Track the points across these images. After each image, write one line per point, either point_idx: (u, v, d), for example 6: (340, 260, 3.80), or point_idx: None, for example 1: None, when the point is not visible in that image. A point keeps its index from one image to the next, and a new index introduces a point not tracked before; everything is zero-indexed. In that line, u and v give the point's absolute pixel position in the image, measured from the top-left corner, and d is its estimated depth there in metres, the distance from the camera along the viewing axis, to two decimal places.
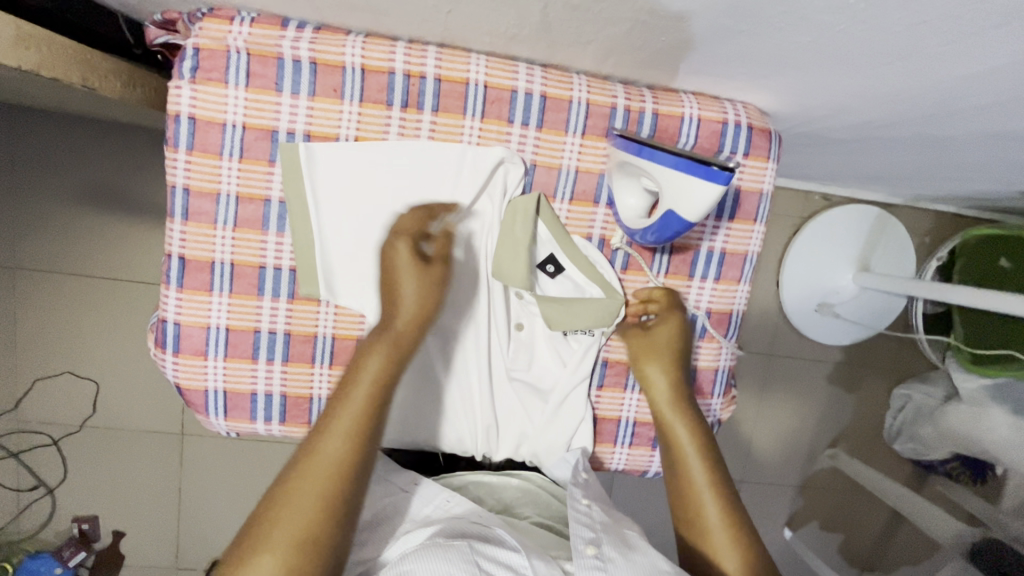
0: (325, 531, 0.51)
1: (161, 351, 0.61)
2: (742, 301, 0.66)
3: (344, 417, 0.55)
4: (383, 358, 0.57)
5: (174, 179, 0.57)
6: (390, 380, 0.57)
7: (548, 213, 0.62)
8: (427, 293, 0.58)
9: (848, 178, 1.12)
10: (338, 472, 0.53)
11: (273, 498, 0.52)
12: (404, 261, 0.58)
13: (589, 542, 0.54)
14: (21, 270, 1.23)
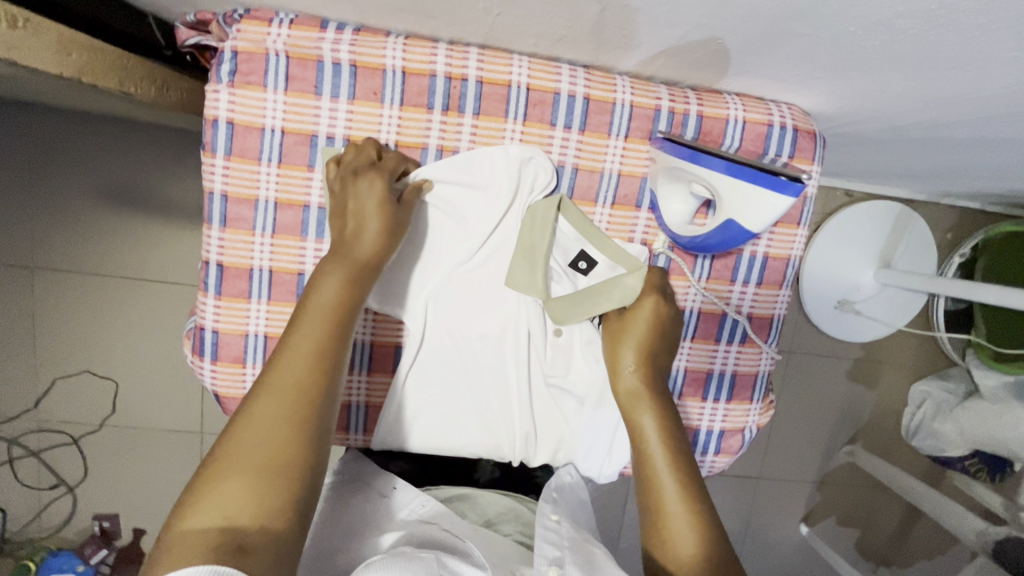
0: (294, 449, 0.47)
1: (198, 359, 0.60)
2: (783, 305, 0.65)
3: (302, 338, 0.51)
4: (341, 279, 0.53)
5: (212, 185, 0.57)
6: (350, 302, 0.54)
7: (574, 211, 0.61)
8: (392, 232, 0.55)
9: (876, 175, 1.10)
10: (301, 391, 0.49)
11: (233, 426, 0.47)
12: (370, 198, 0.54)
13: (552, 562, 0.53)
14: (38, 270, 1.23)
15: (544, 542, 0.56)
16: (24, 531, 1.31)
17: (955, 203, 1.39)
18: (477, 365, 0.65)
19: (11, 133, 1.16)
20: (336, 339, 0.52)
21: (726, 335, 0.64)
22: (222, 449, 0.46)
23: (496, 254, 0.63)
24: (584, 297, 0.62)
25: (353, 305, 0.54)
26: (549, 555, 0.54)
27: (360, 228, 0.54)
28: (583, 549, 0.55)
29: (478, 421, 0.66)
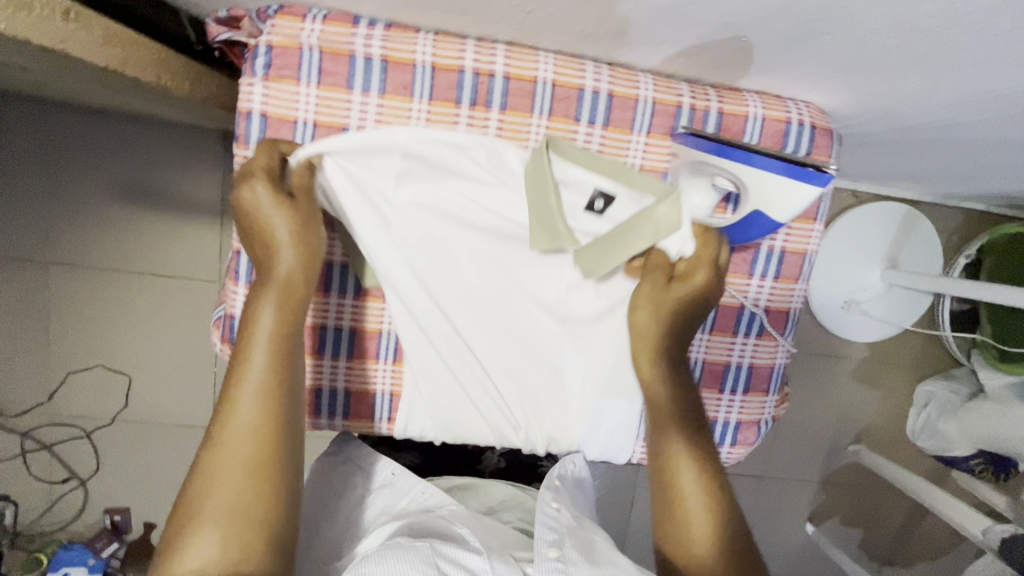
0: (260, 489, 0.52)
1: (229, 347, 0.62)
2: (800, 299, 0.66)
3: (248, 381, 0.55)
4: (274, 308, 0.57)
5: None
6: (286, 327, 0.57)
7: (562, 146, 0.57)
8: (302, 232, 0.56)
9: (885, 176, 1.12)
10: (257, 435, 0.54)
11: (199, 481, 0.52)
12: (269, 207, 0.55)
13: (553, 545, 0.58)
14: (54, 264, 1.24)
15: (543, 526, 0.61)
16: (36, 523, 1.32)
17: (960, 205, 1.40)
18: (450, 351, 0.67)
19: (30, 128, 1.18)
20: (281, 375, 0.56)
21: (743, 328, 0.66)
22: (189, 504, 0.51)
23: (467, 245, 0.65)
24: (617, 237, 0.60)
25: (291, 337, 0.58)
26: (548, 539, 0.59)
27: (277, 260, 0.56)
28: (579, 535, 0.61)
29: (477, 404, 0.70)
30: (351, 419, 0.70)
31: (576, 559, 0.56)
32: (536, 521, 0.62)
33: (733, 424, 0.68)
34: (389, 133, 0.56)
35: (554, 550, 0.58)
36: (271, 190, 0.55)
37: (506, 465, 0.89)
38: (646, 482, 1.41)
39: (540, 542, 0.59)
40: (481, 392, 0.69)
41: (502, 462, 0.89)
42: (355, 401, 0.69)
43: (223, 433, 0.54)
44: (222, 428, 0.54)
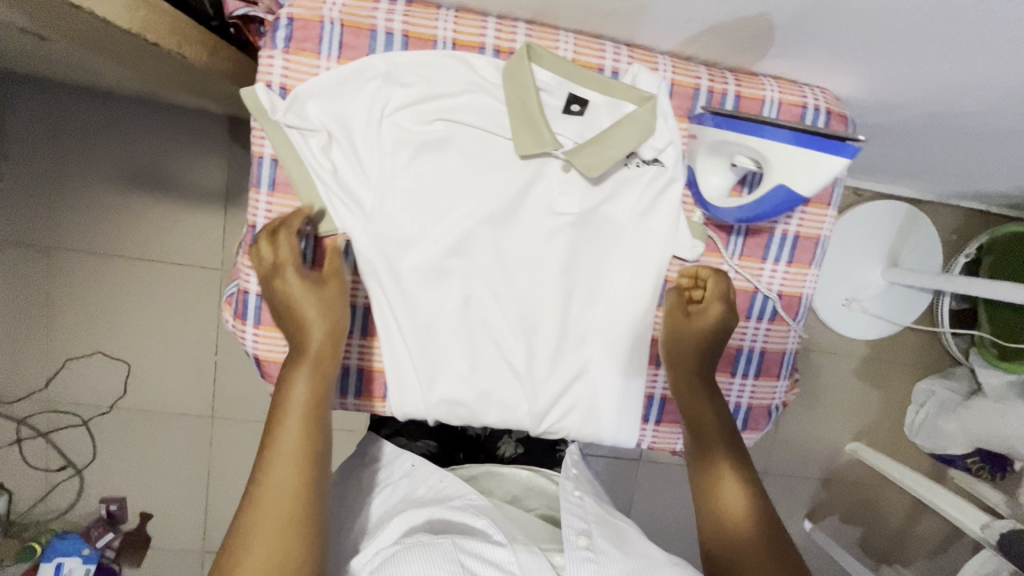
0: (296, 559, 0.50)
1: (240, 322, 0.60)
2: (812, 284, 0.66)
3: (282, 453, 0.53)
4: (308, 382, 0.56)
5: (261, 150, 0.57)
6: (319, 403, 0.56)
7: (546, 55, 0.56)
8: (331, 314, 0.58)
9: (889, 172, 1.13)
10: (292, 496, 0.52)
11: (233, 547, 0.49)
12: (302, 294, 0.57)
13: (581, 534, 0.62)
14: (54, 248, 1.22)
15: (570, 514, 0.65)
16: (30, 513, 1.30)
17: (960, 205, 1.42)
18: (444, 312, 0.61)
19: (32, 111, 1.16)
20: (315, 436, 0.55)
21: (756, 312, 0.65)
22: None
23: (467, 190, 0.59)
24: (601, 141, 0.57)
25: (321, 410, 0.57)
26: (577, 527, 0.63)
27: (310, 336, 0.57)
28: (604, 523, 0.65)
29: (480, 373, 0.63)
30: (363, 398, 0.65)
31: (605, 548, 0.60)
32: (563, 508, 0.66)
33: (747, 408, 0.68)
34: (368, 62, 0.55)
35: (584, 538, 0.61)
36: (305, 279, 0.57)
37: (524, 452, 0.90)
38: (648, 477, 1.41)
39: (568, 528, 0.63)
40: (488, 358, 0.63)
41: (519, 449, 0.89)
42: (369, 380, 0.65)
43: (257, 494, 0.52)
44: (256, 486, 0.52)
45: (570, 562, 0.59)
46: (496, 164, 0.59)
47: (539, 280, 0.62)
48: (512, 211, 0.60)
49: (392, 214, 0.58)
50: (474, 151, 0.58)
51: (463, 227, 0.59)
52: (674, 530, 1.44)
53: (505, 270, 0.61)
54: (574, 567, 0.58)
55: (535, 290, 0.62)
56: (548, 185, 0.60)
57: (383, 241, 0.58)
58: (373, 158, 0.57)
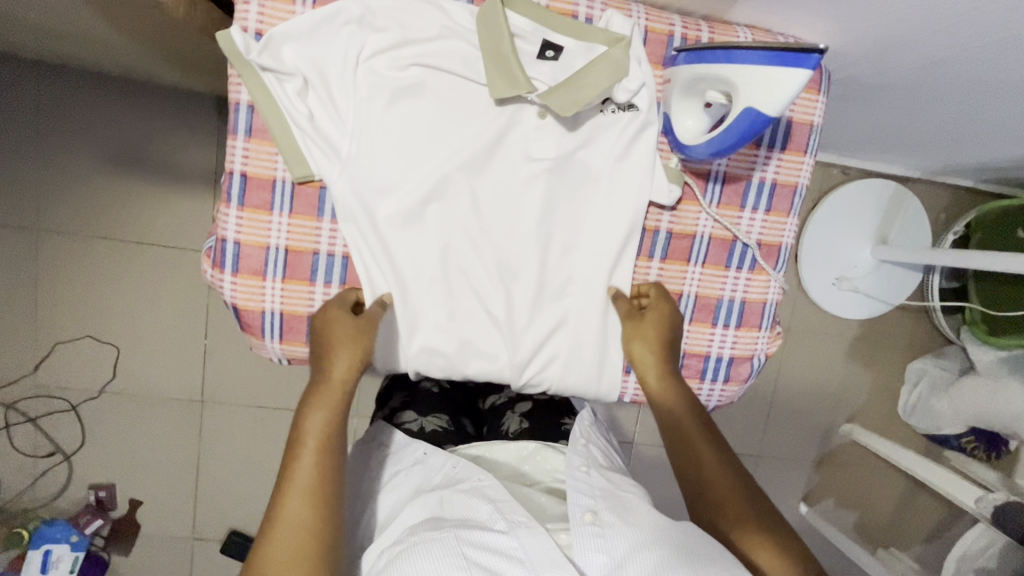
0: None
1: (218, 271, 0.60)
2: (792, 233, 0.67)
3: (297, 483, 0.54)
4: (326, 414, 0.57)
5: (237, 97, 0.57)
6: (336, 435, 0.57)
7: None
8: (358, 356, 0.59)
9: (874, 139, 1.13)
10: (305, 533, 0.53)
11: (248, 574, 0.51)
12: (340, 328, 0.59)
13: (587, 510, 0.62)
14: (43, 231, 1.23)
15: (576, 491, 0.65)
16: (18, 500, 1.29)
17: (948, 183, 1.42)
18: (425, 264, 0.61)
19: (20, 93, 1.17)
20: (331, 471, 0.56)
21: (735, 262, 0.66)
22: None
23: (444, 137, 0.59)
24: (576, 81, 0.57)
25: (338, 442, 0.58)
26: (584, 504, 0.63)
27: (331, 369, 0.58)
28: (612, 497, 0.65)
29: (461, 325, 0.63)
30: None
31: (612, 522, 0.60)
32: (569, 487, 0.65)
33: (729, 359, 0.68)
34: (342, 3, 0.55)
35: (589, 514, 0.61)
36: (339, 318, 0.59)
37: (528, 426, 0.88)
38: (641, 459, 1.41)
39: (575, 506, 0.63)
40: (467, 311, 0.63)
41: (525, 423, 0.87)
42: None
43: (271, 531, 0.53)
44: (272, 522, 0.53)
45: (577, 540, 0.60)
46: (470, 111, 0.59)
47: (517, 230, 0.62)
48: (489, 161, 0.61)
49: (368, 161, 0.58)
50: (448, 98, 0.59)
51: (439, 176, 0.60)
52: (668, 513, 1.44)
53: (483, 219, 0.62)
54: (582, 544, 0.59)
55: (514, 240, 0.62)
56: (523, 131, 0.61)
57: (359, 186, 0.58)
58: (349, 104, 0.57)
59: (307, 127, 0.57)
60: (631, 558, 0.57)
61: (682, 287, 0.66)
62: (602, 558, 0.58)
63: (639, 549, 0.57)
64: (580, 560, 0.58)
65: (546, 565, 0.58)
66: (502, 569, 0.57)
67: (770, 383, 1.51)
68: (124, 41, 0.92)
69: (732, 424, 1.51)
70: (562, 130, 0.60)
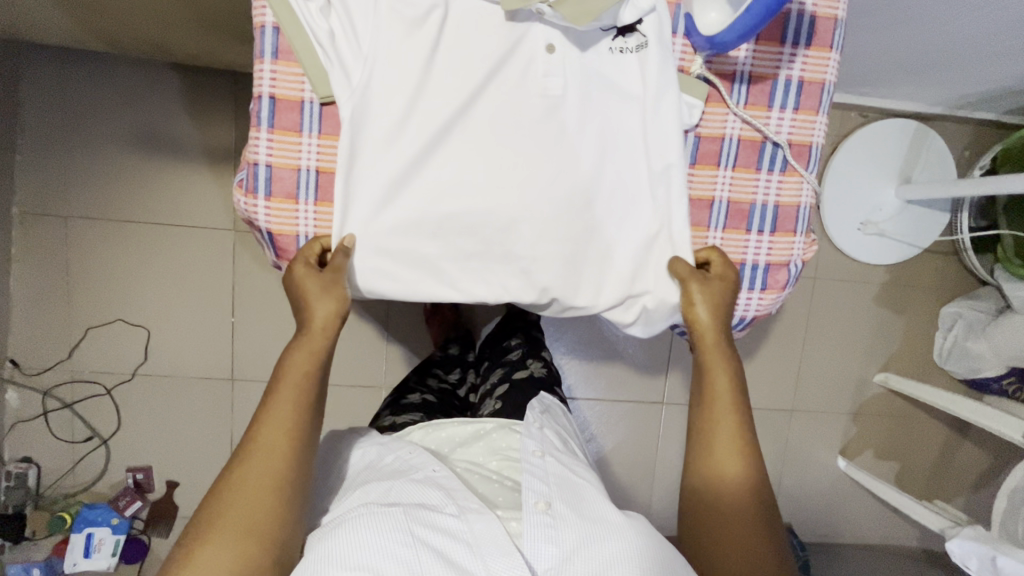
0: (270, 513, 0.59)
1: (251, 197, 0.61)
2: (821, 132, 0.66)
3: (273, 420, 0.62)
4: (304, 357, 0.64)
5: (263, 19, 0.58)
6: (311, 378, 0.64)
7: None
8: (336, 305, 0.59)
9: (892, 66, 1.11)
10: (278, 468, 0.60)
11: (218, 492, 0.59)
12: (310, 285, 0.59)
13: (540, 498, 0.68)
14: (72, 219, 1.26)
15: (531, 478, 0.71)
16: (59, 485, 1.31)
17: (969, 118, 1.39)
18: (435, 198, 0.61)
19: (48, 85, 1.21)
20: (306, 411, 0.63)
21: (766, 163, 0.66)
22: (209, 517, 0.58)
23: (458, 59, 0.59)
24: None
25: (313, 385, 0.64)
26: (539, 492, 0.69)
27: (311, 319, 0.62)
28: (563, 485, 0.71)
29: (469, 263, 0.63)
30: None
31: (562, 513, 0.66)
32: (524, 473, 0.72)
33: (765, 267, 0.69)
34: None
35: (542, 503, 0.67)
36: (308, 270, 0.59)
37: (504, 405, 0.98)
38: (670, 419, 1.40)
39: (528, 492, 0.69)
40: (473, 240, 0.63)
41: (499, 403, 0.97)
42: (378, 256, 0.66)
43: (246, 459, 0.60)
44: (247, 450, 0.61)
45: (528, 525, 0.65)
46: (483, 28, 0.59)
47: (529, 156, 0.62)
48: (505, 86, 0.61)
49: (383, 91, 0.58)
50: (463, 20, 0.58)
51: (456, 108, 0.59)
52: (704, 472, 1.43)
53: (496, 143, 0.61)
54: (532, 529, 0.64)
55: (526, 166, 0.62)
56: (533, 45, 0.60)
57: (371, 110, 0.58)
58: (367, 27, 0.56)
59: (325, 47, 0.56)
60: (578, 552, 0.63)
61: (712, 194, 0.66)
62: (551, 550, 0.63)
63: (586, 540, 0.64)
64: (528, 548, 0.64)
65: (494, 550, 0.62)
66: (447, 547, 0.62)
67: (799, 335, 1.48)
68: (143, 10, 0.94)
69: (763, 380, 1.48)
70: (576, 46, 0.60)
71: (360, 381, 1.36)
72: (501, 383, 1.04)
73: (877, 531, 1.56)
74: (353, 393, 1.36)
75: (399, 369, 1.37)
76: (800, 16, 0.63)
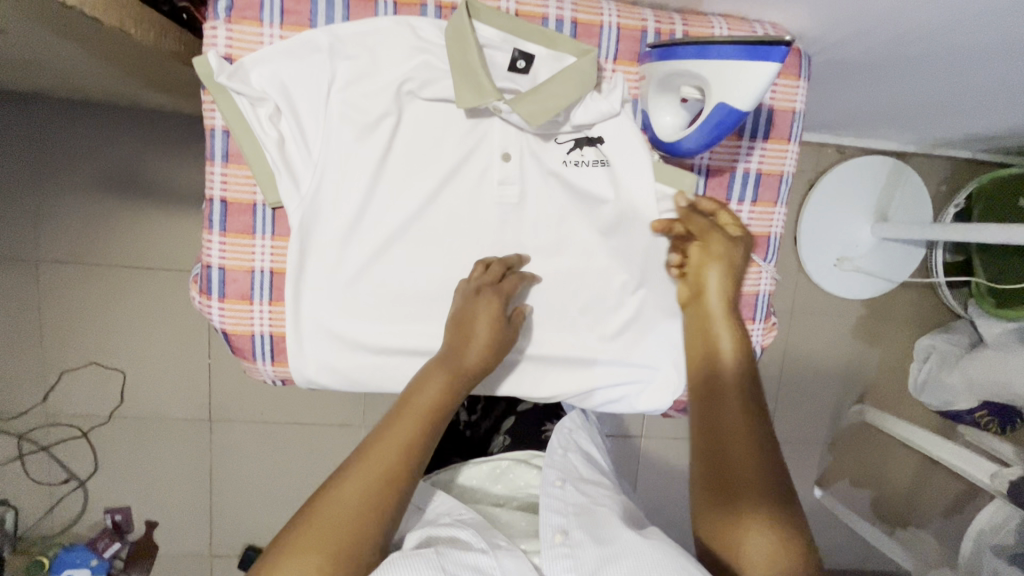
0: (363, 534, 0.54)
1: (205, 297, 0.60)
2: (780, 222, 0.69)
3: (392, 436, 0.57)
4: (442, 382, 0.58)
5: (212, 122, 0.57)
6: (442, 406, 0.59)
7: (485, 10, 0.56)
8: (496, 344, 0.60)
9: (865, 116, 1.11)
10: (382, 487, 0.55)
11: (323, 492, 0.56)
12: (482, 313, 0.59)
13: (558, 530, 0.68)
14: (42, 263, 1.24)
15: (548, 510, 0.71)
16: (36, 527, 1.31)
17: (945, 155, 1.40)
18: (388, 297, 0.62)
19: (16, 129, 1.19)
20: (423, 439, 0.58)
21: None
22: (305, 518, 0.55)
23: (418, 161, 0.59)
24: (544, 89, 0.56)
25: (441, 415, 0.59)
26: (556, 524, 0.69)
27: (467, 350, 0.59)
28: (582, 513, 0.70)
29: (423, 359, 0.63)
30: None
31: (580, 539, 0.65)
32: (542, 507, 0.71)
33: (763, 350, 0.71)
34: (310, 35, 0.55)
35: (560, 534, 0.67)
36: (496, 306, 0.60)
37: (513, 442, 0.98)
38: (649, 452, 1.41)
39: (547, 526, 0.69)
40: (428, 334, 0.63)
41: (508, 439, 0.98)
42: None
43: (357, 468, 0.56)
44: (360, 458, 0.57)
45: (548, 560, 0.65)
46: (440, 132, 0.59)
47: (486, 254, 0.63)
48: (461, 188, 0.61)
49: (334, 197, 0.58)
50: (417, 124, 0.59)
51: (414, 208, 0.60)
52: (681, 503, 1.45)
53: (458, 237, 0.62)
54: (551, 563, 0.64)
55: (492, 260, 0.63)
56: (490, 147, 0.60)
57: (323, 218, 0.59)
58: (319, 135, 0.57)
59: (280, 156, 0.57)
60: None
61: None
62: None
63: (603, 566, 0.61)
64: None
65: None
66: None
67: (777, 367, 1.49)
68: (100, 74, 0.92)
69: None
70: (535, 144, 0.61)
71: (340, 420, 1.36)
72: (505, 416, 1.02)
73: (853, 556, 1.58)
74: (333, 432, 1.36)
75: (379, 406, 1.37)
76: (759, 111, 0.65)
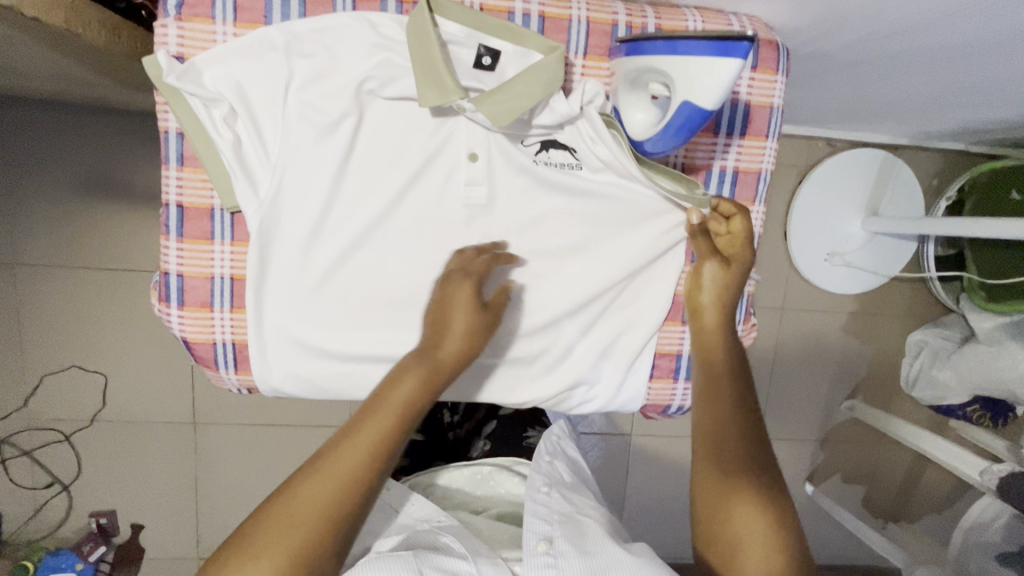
0: (326, 533, 0.53)
1: (164, 305, 0.59)
2: (757, 221, 0.68)
3: (363, 433, 0.55)
4: (417, 379, 0.56)
5: (166, 124, 0.55)
6: (416, 404, 0.57)
7: (446, 4, 0.54)
8: (474, 334, 0.58)
9: (854, 109, 1.09)
10: (346, 487, 0.54)
11: (290, 485, 0.55)
12: (461, 303, 0.58)
13: (541, 539, 0.65)
14: (20, 266, 1.22)
15: (535, 518, 0.68)
16: (21, 532, 1.30)
17: (938, 148, 1.38)
18: (353, 303, 0.60)
19: None
20: (394, 438, 0.56)
21: None
22: (269, 512, 0.54)
23: (382, 162, 0.57)
24: (507, 87, 0.54)
25: (416, 414, 0.57)
26: (540, 532, 0.66)
27: (444, 345, 0.57)
28: (568, 522, 0.68)
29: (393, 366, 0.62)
30: None
31: (564, 550, 0.63)
32: (527, 512, 0.69)
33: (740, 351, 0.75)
34: (264, 33, 0.52)
35: (544, 543, 0.65)
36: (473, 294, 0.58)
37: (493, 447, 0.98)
38: (638, 451, 1.40)
39: (530, 533, 0.66)
40: (397, 340, 0.61)
41: (489, 444, 0.98)
42: None
43: (325, 462, 0.55)
44: (328, 453, 0.55)
45: (529, 567, 0.62)
46: (404, 132, 0.57)
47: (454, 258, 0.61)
48: (426, 189, 0.59)
49: (294, 201, 0.56)
50: (379, 124, 0.57)
51: (379, 211, 0.58)
52: (671, 501, 1.44)
53: (425, 241, 0.60)
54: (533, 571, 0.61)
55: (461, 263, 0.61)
56: (456, 147, 0.58)
57: (285, 223, 0.57)
58: (277, 138, 0.55)
59: (237, 160, 0.54)
60: None
61: None
62: None
63: None
64: None
65: None
66: None
67: (768, 363, 1.48)
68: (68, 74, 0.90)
69: None
70: (502, 143, 0.59)
71: (326, 421, 1.35)
72: (486, 420, 1.02)
73: (844, 551, 1.58)
74: (320, 434, 1.35)
75: None
76: (735, 107, 0.64)
